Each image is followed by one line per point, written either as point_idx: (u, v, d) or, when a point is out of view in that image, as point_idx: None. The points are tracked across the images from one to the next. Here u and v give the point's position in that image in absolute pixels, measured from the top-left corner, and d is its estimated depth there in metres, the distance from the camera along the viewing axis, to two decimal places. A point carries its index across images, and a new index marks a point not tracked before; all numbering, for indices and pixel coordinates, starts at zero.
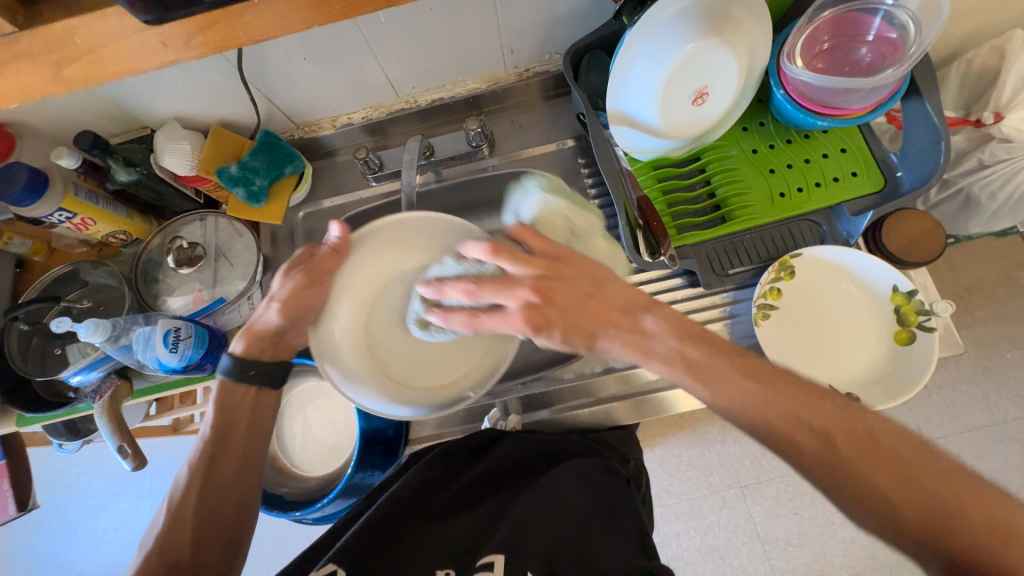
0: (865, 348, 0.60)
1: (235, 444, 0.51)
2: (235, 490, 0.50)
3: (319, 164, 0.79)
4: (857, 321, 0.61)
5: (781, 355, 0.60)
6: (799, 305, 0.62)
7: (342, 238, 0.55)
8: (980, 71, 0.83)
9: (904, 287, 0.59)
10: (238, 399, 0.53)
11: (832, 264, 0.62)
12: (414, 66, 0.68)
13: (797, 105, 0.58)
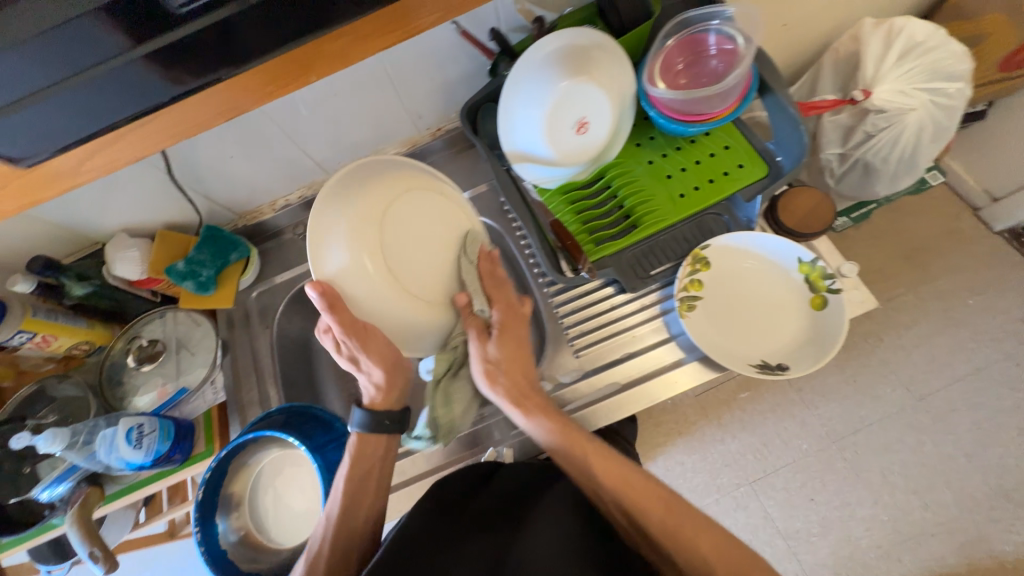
0: (787, 320, 0.64)
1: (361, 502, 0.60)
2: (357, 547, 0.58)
3: (267, 246, 0.85)
4: (775, 296, 0.65)
5: (710, 340, 0.64)
6: (721, 292, 0.66)
7: (324, 292, 0.54)
8: (846, 57, 0.94)
9: (806, 257, 0.64)
10: (372, 447, 0.62)
11: (741, 248, 0.67)
12: (336, 144, 0.76)
13: (669, 118, 0.65)
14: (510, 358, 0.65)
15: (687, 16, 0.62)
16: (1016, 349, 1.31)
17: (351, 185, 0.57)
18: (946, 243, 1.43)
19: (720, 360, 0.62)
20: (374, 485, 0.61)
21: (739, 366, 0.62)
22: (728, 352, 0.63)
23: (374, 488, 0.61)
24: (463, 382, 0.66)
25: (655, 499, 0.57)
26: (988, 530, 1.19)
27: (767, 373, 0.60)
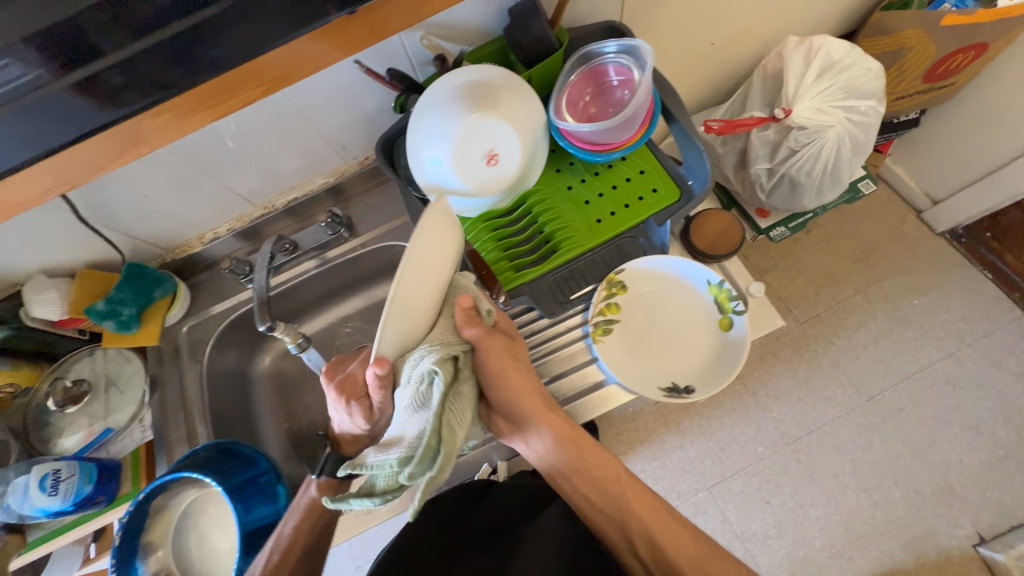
0: (698, 341, 0.68)
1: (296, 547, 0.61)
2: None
3: (200, 278, 0.84)
4: (687, 318, 0.69)
5: (619, 366, 0.69)
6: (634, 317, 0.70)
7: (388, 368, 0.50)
8: (772, 74, 0.96)
9: (715, 280, 0.66)
10: (330, 495, 0.63)
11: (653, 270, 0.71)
12: (260, 177, 0.76)
13: (577, 146, 0.67)
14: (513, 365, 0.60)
15: (588, 50, 0.65)
16: (959, 346, 1.35)
17: (420, 259, 0.48)
18: (893, 245, 1.46)
19: (628, 386, 0.67)
20: (320, 521, 0.62)
21: (649, 389, 0.69)
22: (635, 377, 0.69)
23: (318, 524, 0.62)
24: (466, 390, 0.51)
25: (651, 503, 0.63)
26: (935, 526, 1.22)
27: (672, 397, 0.65)
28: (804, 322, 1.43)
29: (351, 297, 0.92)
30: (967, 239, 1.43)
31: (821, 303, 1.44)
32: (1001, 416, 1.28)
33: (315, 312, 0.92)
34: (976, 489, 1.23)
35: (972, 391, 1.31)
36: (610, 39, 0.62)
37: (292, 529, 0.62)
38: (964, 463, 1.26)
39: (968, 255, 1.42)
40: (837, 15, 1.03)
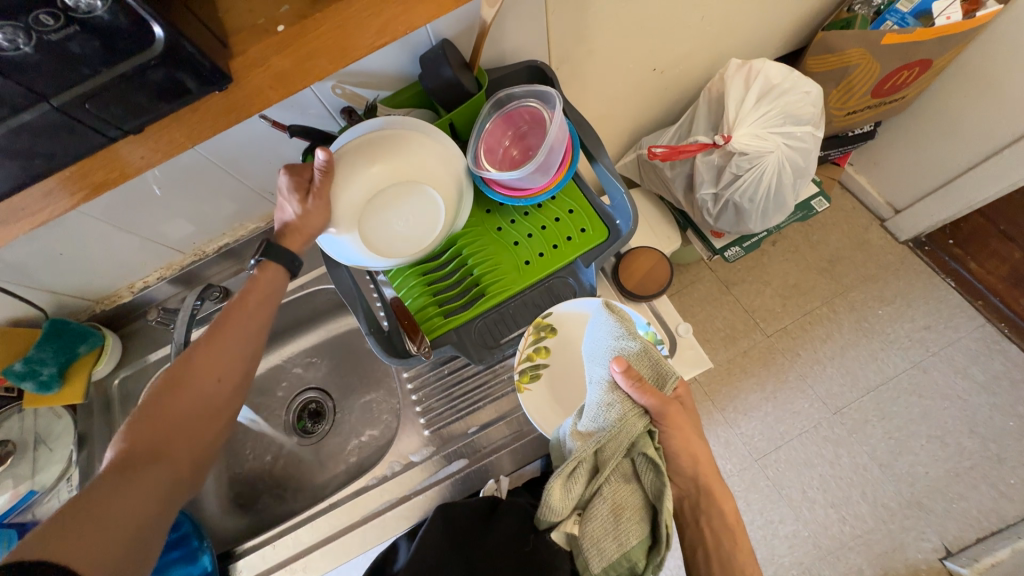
0: None
1: (238, 320, 0.55)
2: (214, 382, 0.53)
3: (134, 327, 0.83)
4: None
5: (545, 413, 0.69)
6: (563, 359, 0.70)
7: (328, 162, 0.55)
8: (716, 97, 0.95)
9: (644, 324, 0.65)
10: (263, 291, 0.57)
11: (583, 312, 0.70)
12: (186, 227, 0.75)
13: (496, 189, 0.66)
14: (682, 442, 0.59)
15: (501, 95, 0.65)
16: (924, 356, 1.34)
17: (385, 141, 0.59)
18: (858, 254, 1.46)
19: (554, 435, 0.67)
20: (250, 336, 0.56)
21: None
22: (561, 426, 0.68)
23: (247, 341, 0.56)
24: (595, 514, 0.52)
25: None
26: (902, 540, 1.21)
27: None
28: (771, 336, 1.42)
29: (292, 338, 0.91)
30: (930, 247, 1.43)
31: (787, 316, 1.43)
32: (967, 425, 1.28)
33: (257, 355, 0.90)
34: (944, 502, 1.23)
35: (938, 401, 1.30)
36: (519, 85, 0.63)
37: (235, 298, 0.56)
38: (931, 474, 1.25)
39: (932, 263, 1.41)
40: (780, 34, 1.02)
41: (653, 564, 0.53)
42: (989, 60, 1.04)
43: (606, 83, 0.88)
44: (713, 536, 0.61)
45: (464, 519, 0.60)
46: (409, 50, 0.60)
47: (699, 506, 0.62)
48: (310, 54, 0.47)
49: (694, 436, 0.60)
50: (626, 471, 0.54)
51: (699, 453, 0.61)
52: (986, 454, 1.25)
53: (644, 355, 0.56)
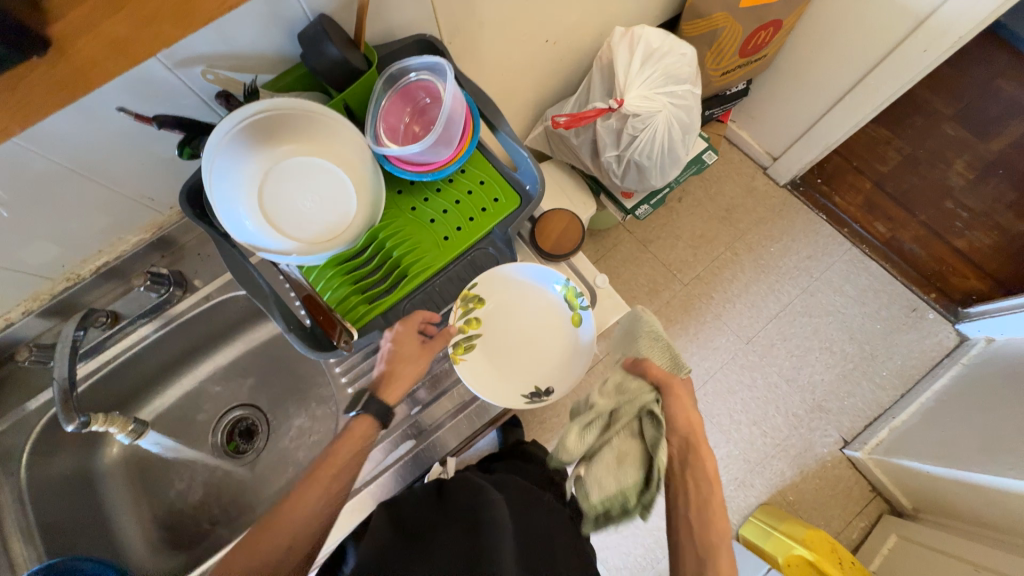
0: (556, 339, 0.75)
1: (335, 465, 0.57)
2: (306, 532, 0.55)
3: (2, 374, 0.71)
4: (548, 319, 0.75)
5: (483, 379, 0.71)
6: (493, 324, 0.74)
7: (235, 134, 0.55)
8: (605, 65, 1.01)
9: (561, 281, 0.73)
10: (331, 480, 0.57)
11: (502, 278, 0.73)
12: (48, 247, 0.65)
13: (402, 167, 0.65)
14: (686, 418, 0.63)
15: (391, 71, 0.63)
16: (809, 281, 1.55)
17: (295, 120, 0.58)
18: (749, 200, 1.63)
19: (495, 396, 0.71)
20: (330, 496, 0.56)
21: (512, 399, 0.72)
22: (500, 391, 0.71)
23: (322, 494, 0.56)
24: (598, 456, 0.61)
25: (722, 534, 0.58)
26: (811, 440, 1.41)
27: (532, 402, 0.71)
28: (687, 284, 1.56)
29: (209, 356, 0.84)
30: (804, 187, 1.64)
31: (699, 265, 1.57)
32: (848, 333, 1.50)
33: (166, 381, 0.82)
34: (838, 400, 1.44)
35: (824, 317, 1.52)
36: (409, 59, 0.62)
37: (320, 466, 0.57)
38: (826, 380, 1.47)
39: (807, 201, 1.63)
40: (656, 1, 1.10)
41: (642, 506, 0.59)
42: (827, 17, 1.20)
43: (501, 56, 0.90)
44: (687, 493, 0.61)
45: (411, 507, 0.62)
46: (283, 26, 0.56)
47: (685, 461, 0.62)
48: (150, 18, 0.39)
49: (687, 400, 0.64)
50: (634, 432, 0.61)
51: (695, 417, 0.63)
52: (864, 355, 1.48)
53: (654, 343, 0.68)
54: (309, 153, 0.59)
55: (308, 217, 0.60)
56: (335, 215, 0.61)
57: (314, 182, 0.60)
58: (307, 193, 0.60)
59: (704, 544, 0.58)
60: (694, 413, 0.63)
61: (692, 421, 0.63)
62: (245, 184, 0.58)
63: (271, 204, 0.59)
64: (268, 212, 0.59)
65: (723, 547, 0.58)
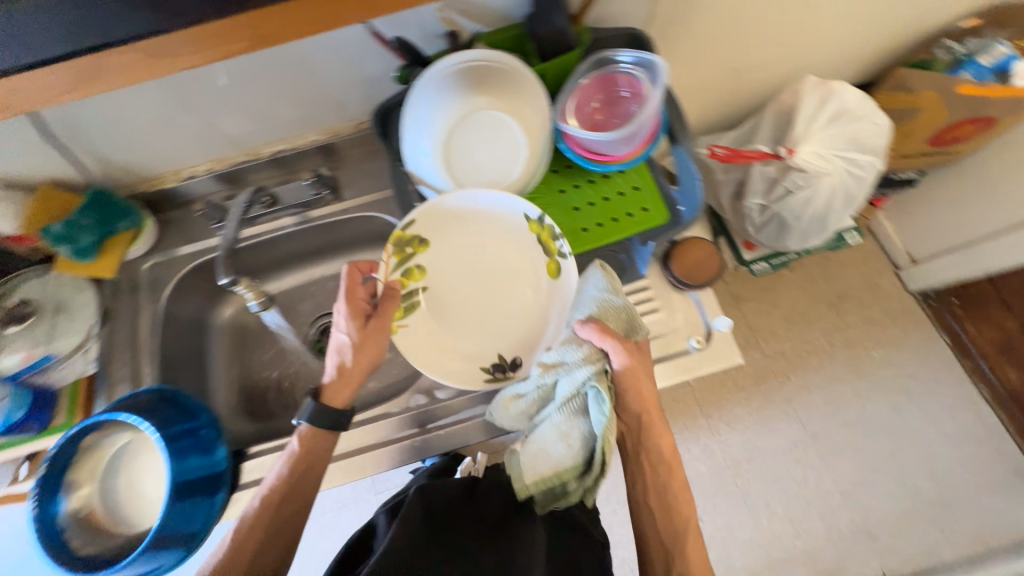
0: (521, 288, 0.67)
1: (300, 475, 0.62)
2: (288, 524, 0.61)
3: (171, 215, 0.81)
4: (514, 261, 0.67)
5: (422, 352, 0.64)
6: (441, 269, 0.67)
7: (446, 72, 0.57)
8: (784, 109, 0.95)
9: (532, 214, 0.63)
10: (292, 474, 0.61)
11: (447, 216, 0.64)
12: (248, 122, 0.73)
13: (576, 152, 0.65)
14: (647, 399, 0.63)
15: (605, 55, 0.64)
16: (903, 401, 1.41)
17: (499, 75, 0.58)
18: (867, 295, 1.50)
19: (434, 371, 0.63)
20: (298, 482, 0.62)
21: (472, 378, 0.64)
22: (466, 352, 0.66)
23: (298, 485, 0.62)
24: (547, 426, 0.60)
25: (680, 508, 0.63)
26: (845, 563, 1.30)
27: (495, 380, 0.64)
28: (768, 356, 1.47)
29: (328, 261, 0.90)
30: (935, 303, 1.48)
31: (787, 340, 1.48)
32: (928, 471, 1.35)
33: (287, 270, 0.89)
34: (890, 536, 1.31)
35: (906, 444, 1.38)
36: (632, 50, 0.62)
37: (276, 478, 0.61)
38: (884, 509, 1.33)
39: (932, 319, 1.47)
40: (861, 61, 1.02)
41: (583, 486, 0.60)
42: None
43: (688, 71, 0.87)
44: (645, 471, 0.65)
45: (440, 500, 0.60)
46: None
47: (639, 442, 0.66)
48: None
49: (648, 384, 0.63)
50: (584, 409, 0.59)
51: (648, 396, 0.63)
52: (939, 501, 1.33)
53: (608, 288, 0.62)
54: (507, 117, 0.60)
55: (479, 169, 0.63)
56: (502, 176, 0.64)
57: (495, 139, 0.61)
58: (487, 147, 0.62)
59: (664, 517, 0.63)
60: (653, 388, 0.64)
61: (649, 397, 0.63)
62: (438, 120, 0.60)
63: (453, 148, 0.61)
64: (449, 154, 0.61)
65: (691, 526, 0.62)
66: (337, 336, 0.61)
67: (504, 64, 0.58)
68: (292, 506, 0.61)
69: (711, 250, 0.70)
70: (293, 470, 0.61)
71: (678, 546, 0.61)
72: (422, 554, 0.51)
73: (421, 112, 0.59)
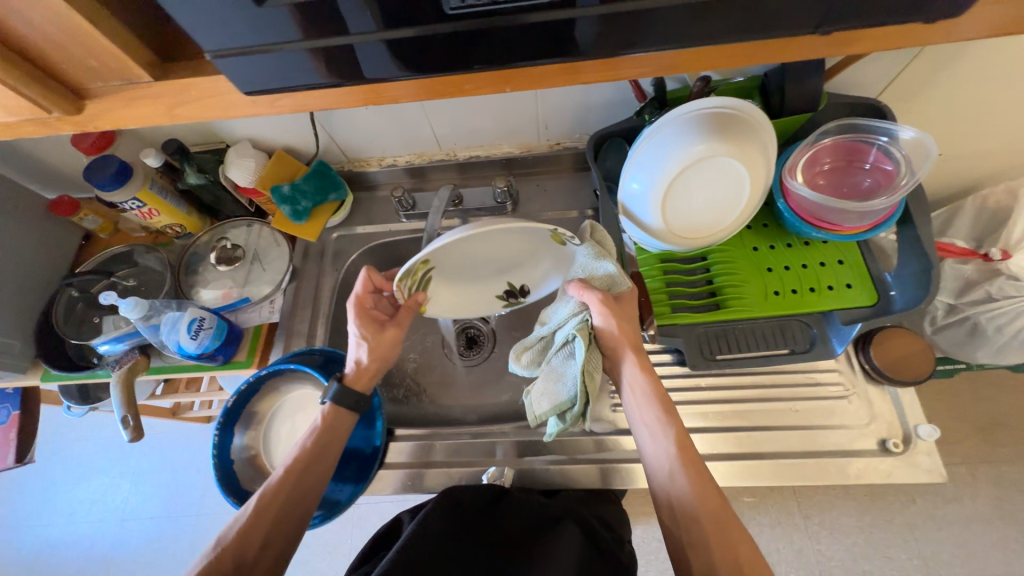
0: (539, 256, 0.64)
1: (315, 451, 0.60)
2: (306, 497, 0.58)
3: (360, 196, 0.88)
4: (518, 244, 0.61)
5: (456, 300, 0.65)
6: (448, 259, 0.59)
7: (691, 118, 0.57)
8: (994, 208, 0.86)
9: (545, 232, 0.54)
10: (310, 442, 0.60)
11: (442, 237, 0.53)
12: (459, 127, 0.77)
13: (795, 214, 0.64)
14: (681, 448, 0.54)
15: (856, 122, 0.61)
16: None
17: (741, 128, 0.58)
18: None
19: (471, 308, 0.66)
20: (319, 452, 0.60)
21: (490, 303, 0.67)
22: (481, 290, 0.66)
23: (317, 459, 0.60)
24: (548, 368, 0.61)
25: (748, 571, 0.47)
26: None
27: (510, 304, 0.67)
28: None
29: None
30: None
31: None
32: None
33: None
34: None
35: None
36: (898, 123, 0.58)
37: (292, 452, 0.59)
38: None
39: None
40: None
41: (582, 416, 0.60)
42: None
43: None
44: (644, 432, 0.56)
45: (467, 501, 0.58)
46: None
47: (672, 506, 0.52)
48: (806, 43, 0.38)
49: (630, 338, 0.58)
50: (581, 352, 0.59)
51: (670, 426, 0.55)
52: None
53: (596, 250, 0.58)
54: (740, 169, 0.59)
55: (689, 213, 0.63)
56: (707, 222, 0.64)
57: (716, 188, 0.61)
58: (706, 194, 0.61)
59: None
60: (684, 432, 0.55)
61: (681, 443, 0.54)
62: (668, 161, 0.59)
63: (674, 191, 0.61)
64: (667, 196, 0.61)
65: (721, 501, 0.51)
66: (355, 338, 0.64)
67: (755, 119, 0.57)
68: (306, 484, 0.58)
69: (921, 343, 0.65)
70: (313, 446, 0.60)
71: (724, 533, 0.49)
72: (438, 558, 0.49)
73: (655, 148, 0.59)
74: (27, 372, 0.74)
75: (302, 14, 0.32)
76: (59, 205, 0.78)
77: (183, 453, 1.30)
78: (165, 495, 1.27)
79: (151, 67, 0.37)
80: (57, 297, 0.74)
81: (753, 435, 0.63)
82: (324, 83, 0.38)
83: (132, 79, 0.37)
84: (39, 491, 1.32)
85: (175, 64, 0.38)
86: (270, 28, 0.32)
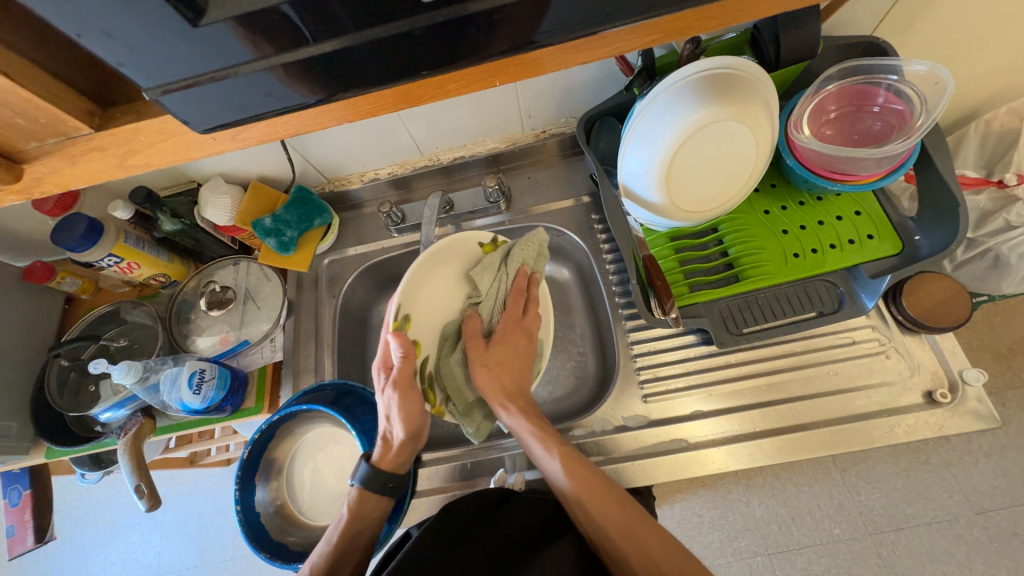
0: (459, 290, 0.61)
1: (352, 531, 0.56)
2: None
3: (346, 216, 0.84)
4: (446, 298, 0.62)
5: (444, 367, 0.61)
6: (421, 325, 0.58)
7: (689, 83, 0.53)
8: (1000, 132, 0.83)
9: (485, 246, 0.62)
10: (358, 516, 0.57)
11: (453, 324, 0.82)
12: (439, 129, 0.73)
13: (807, 169, 0.60)
14: (579, 484, 0.51)
15: (859, 63, 0.58)
16: None
17: (743, 88, 0.53)
18: None
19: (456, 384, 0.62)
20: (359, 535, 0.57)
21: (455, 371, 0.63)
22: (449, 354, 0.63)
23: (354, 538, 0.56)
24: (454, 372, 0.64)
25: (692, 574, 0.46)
26: None
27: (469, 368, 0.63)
28: None
29: None
30: None
31: None
32: None
33: None
34: None
35: None
36: (905, 58, 0.55)
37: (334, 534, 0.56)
38: None
39: None
40: None
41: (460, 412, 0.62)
42: None
43: None
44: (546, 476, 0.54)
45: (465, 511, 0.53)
46: None
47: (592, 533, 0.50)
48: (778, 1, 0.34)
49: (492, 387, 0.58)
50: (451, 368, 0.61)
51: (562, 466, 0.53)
52: None
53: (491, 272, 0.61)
54: (745, 131, 0.56)
55: (696, 185, 0.60)
56: (715, 194, 0.61)
57: (723, 156, 0.57)
58: (711, 164, 0.58)
59: None
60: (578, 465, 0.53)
61: (582, 474, 0.52)
62: (668, 133, 0.56)
63: (677, 163, 0.58)
64: (671, 171, 0.58)
65: (637, 515, 0.49)
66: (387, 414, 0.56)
67: (758, 78, 0.53)
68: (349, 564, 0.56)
69: (952, 287, 0.63)
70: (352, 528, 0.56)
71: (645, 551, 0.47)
72: None
73: (653, 120, 0.56)
74: (30, 451, 0.70)
75: (256, 39, 0.29)
76: (34, 271, 0.74)
77: (207, 498, 1.28)
78: (195, 542, 1.25)
79: (91, 117, 0.34)
80: (46, 368, 0.70)
81: (793, 407, 0.61)
82: (296, 108, 0.34)
83: (71, 135, 0.34)
84: (70, 559, 1.30)
85: (116, 111, 0.35)
86: (219, 58, 0.29)
